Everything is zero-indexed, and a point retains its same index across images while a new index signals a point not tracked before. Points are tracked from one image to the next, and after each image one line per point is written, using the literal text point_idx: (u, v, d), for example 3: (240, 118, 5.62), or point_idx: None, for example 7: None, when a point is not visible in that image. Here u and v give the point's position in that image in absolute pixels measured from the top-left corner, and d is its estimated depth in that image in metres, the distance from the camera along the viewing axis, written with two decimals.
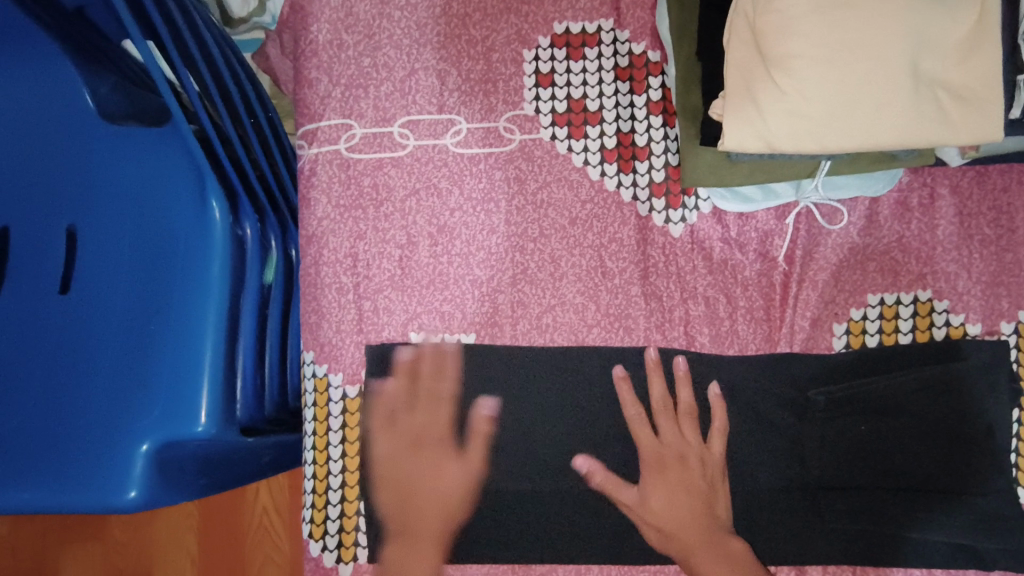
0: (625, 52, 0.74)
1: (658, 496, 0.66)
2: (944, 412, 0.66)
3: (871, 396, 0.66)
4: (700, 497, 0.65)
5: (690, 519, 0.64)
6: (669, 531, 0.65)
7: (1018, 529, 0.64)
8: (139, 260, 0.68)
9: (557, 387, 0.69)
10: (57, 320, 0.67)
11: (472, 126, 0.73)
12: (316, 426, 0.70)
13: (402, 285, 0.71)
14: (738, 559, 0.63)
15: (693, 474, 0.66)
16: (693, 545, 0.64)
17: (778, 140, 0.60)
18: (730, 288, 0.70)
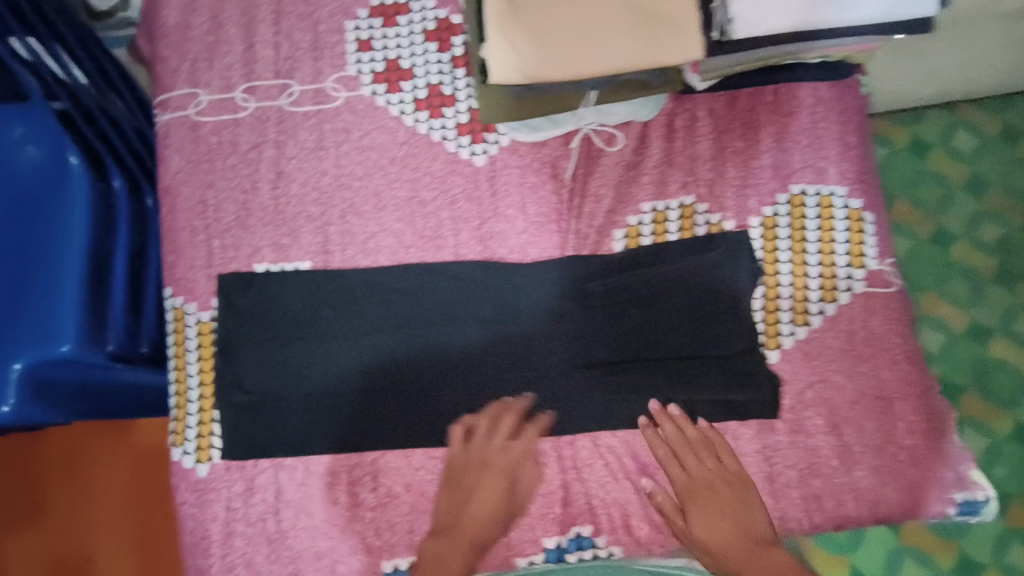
0: (433, 18, 0.87)
1: (701, 524, 0.75)
2: (699, 291, 0.81)
3: (638, 286, 0.81)
4: (740, 522, 0.74)
5: (732, 539, 0.73)
6: (710, 550, 0.74)
7: (766, 383, 0.79)
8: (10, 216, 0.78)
9: (399, 305, 0.82)
10: None
11: (304, 87, 0.85)
12: (177, 350, 0.81)
13: (246, 224, 0.83)
14: (779, 571, 0.70)
15: (730, 499, 0.75)
16: (732, 562, 0.72)
17: (533, 70, 0.72)
18: (527, 206, 0.83)
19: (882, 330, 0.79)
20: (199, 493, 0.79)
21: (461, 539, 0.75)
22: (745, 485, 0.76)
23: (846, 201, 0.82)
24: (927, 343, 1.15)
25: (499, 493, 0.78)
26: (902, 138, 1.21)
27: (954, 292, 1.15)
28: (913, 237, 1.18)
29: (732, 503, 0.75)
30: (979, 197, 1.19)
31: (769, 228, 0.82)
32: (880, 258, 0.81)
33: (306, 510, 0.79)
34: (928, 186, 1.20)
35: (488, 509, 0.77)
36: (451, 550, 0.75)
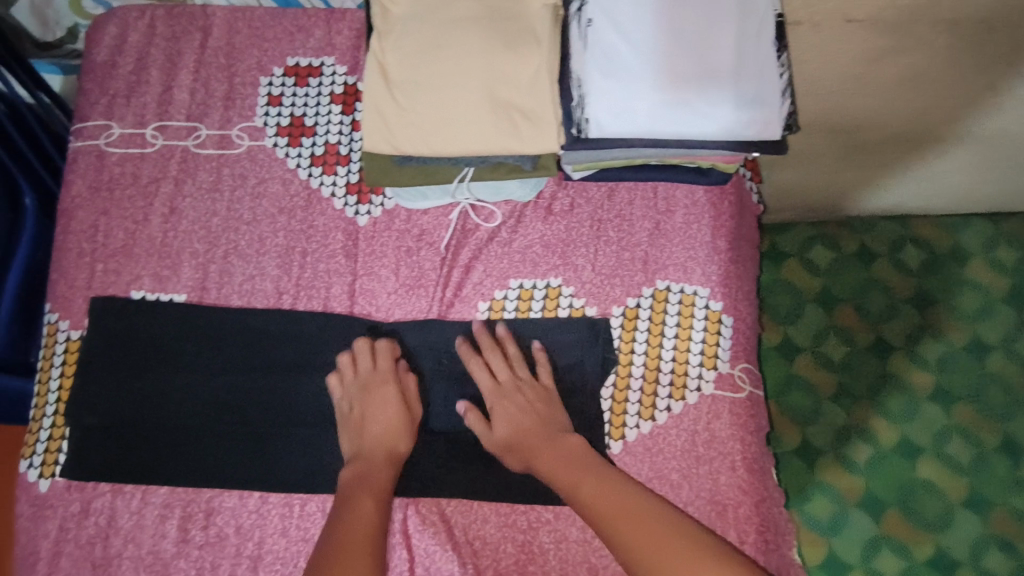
0: (342, 82, 0.93)
1: (497, 420, 0.78)
2: (561, 349, 0.83)
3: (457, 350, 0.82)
4: (537, 413, 0.78)
5: (531, 430, 0.77)
6: (503, 419, 0.78)
7: None
8: None
9: (258, 344, 0.83)
10: None
11: (211, 132, 0.91)
12: (43, 363, 0.84)
13: (130, 252, 0.86)
14: (572, 458, 0.74)
15: (523, 381, 0.80)
16: (540, 453, 0.75)
17: (401, 144, 0.78)
18: (401, 268, 0.86)
19: (725, 434, 0.80)
20: (36, 508, 0.79)
21: (364, 486, 0.73)
22: (548, 401, 0.80)
23: (707, 301, 0.85)
24: (854, 453, 1.10)
25: (385, 447, 0.77)
26: (846, 245, 1.19)
27: (887, 406, 1.12)
28: (853, 342, 1.14)
29: (530, 387, 0.80)
30: (923, 313, 1.16)
31: (630, 318, 0.85)
32: (732, 362, 0.82)
33: (135, 539, 0.78)
34: (873, 297, 1.17)
35: (388, 430, 0.78)
36: (371, 463, 0.76)
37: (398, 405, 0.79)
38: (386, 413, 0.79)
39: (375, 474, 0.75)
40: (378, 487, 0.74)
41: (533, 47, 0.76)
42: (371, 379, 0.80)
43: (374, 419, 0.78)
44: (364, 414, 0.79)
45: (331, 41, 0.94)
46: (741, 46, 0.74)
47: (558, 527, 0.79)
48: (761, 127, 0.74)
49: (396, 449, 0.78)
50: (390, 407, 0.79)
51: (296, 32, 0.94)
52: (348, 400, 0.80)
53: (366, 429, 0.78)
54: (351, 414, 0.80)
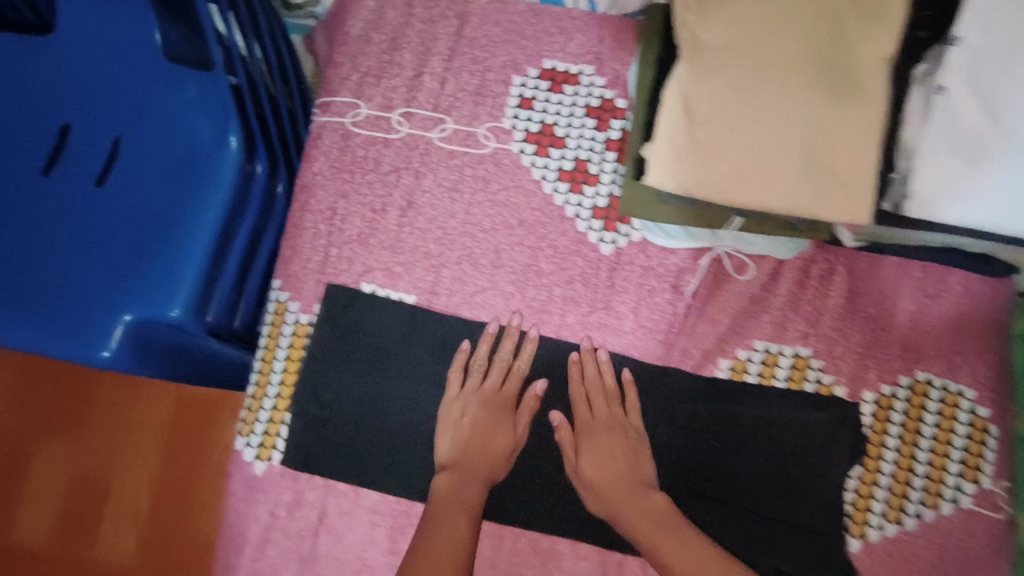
0: (598, 95, 0.86)
1: (590, 462, 0.75)
2: (678, 391, 0.80)
3: (574, 381, 0.79)
4: (625, 463, 0.74)
5: (620, 480, 0.73)
6: (601, 494, 0.73)
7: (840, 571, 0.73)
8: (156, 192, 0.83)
9: (483, 380, 0.79)
10: (90, 204, 0.83)
11: (458, 127, 0.85)
12: (268, 342, 0.84)
13: (366, 242, 0.84)
14: (657, 515, 0.71)
15: (624, 448, 0.75)
16: (618, 504, 0.72)
17: (690, 187, 0.71)
18: (640, 308, 0.82)
19: (979, 554, 0.74)
20: (249, 489, 0.79)
21: (459, 503, 0.71)
22: (732, 448, 0.77)
23: (972, 405, 0.77)
24: None
25: (485, 469, 0.75)
26: None
27: None
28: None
29: (629, 451, 0.75)
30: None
31: (883, 406, 0.77)
32: (993, 479, 0.75)
33: (344, 540, 0.77)
34: None
35: (495, 452, 0.76)
36: (468, 482, 0.73)
37: (506, 425, 0.77)
38: (498, 429, 0.77)
39: (467, 491, 0.73)
40: (470, 504, 0.72)
41: (860, 105, 0.67)
42: (495, 398, 0.78)
43: (484, 437, 0.76)
44: (475, 425, 0.77)
45: (594, 48, 0.86)
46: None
47: None
48: None
49: (495, 471, 0.76)
50: (499, 429, 0.77)
51: (557, 33, 0.87)
52: (460, 405, 0.78)
53: (471, 443, 0.76)
54: (460, 420, 0.77)
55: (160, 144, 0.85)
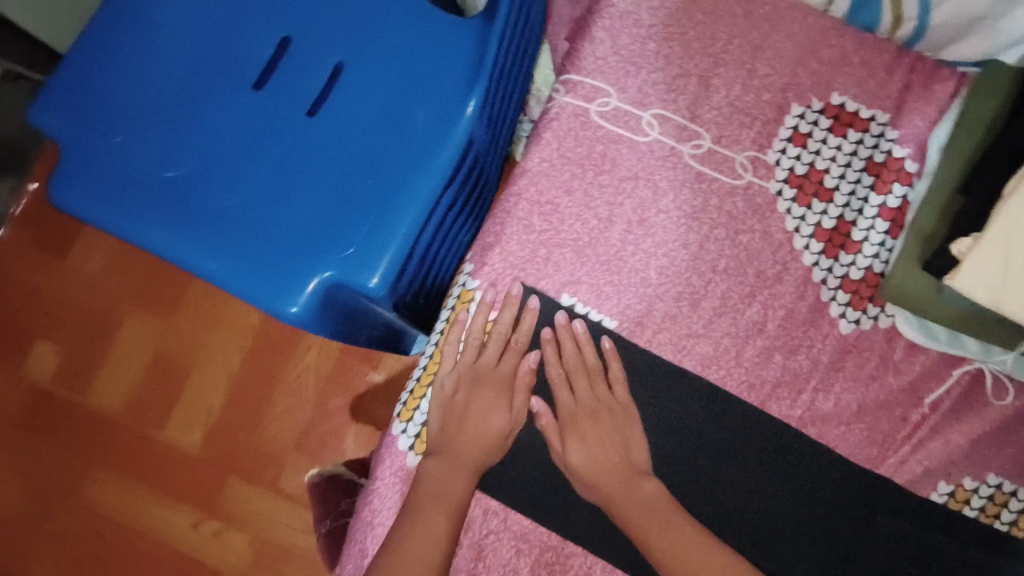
0: (885, 150, 0.74)
1: (578, 450, 0.72)
2: (708, 417, 0.74)
3: (553, 363, 0.74)
4: (617, 451, 0.72)
5: (609, 467, 0.72)
6: (595, 482, 0.72)
7: None
8: (371, 139, 0.76)
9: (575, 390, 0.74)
10: (302, 136, 0.76)
11: (714, 147, 0.76)
12: (445, 329, 0.77)
13: (582, 252, 0.75)
14: (653, 506, 0.70)
15: (610, 430, 0.73)
16: (613, 495, 0.71)
17: (1008, 305, 0.61)
18: (865, 402, 0.73)
19: None
20: (397, 479, 0.75)
21: (443, 495, 0.70)
22: None
23: None
24: None
25: (478, 454, 0.72)
26: None
27: None
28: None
29: (617, 433, 0.73)
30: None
31: None
32: None
33: (485, 558, 0.73)
34: None
35: (484, 435, 0.73)
36: (452, 469, 0.71)
37: (504, 407, 0.74)
38: (485, 413, 0.73)
39: (453, 483, 0.71)
40: (459, 497, 0.71)
41: None
42: (487, 375, 0.74)
43: (473, 419, 0.73)
44: (470, 406, 0.73)
45: (897, 93, 0.75)
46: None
47: None
48: None
49: (489, 454, 0.73)
50: (492, 413, 0.73)
51: (857, 64, 0.75)
52: (451, 381, 0.74)
53: (466, 426, 0.72)
54: (451, 399, 0.74)
55: (384, 93, 0.77)
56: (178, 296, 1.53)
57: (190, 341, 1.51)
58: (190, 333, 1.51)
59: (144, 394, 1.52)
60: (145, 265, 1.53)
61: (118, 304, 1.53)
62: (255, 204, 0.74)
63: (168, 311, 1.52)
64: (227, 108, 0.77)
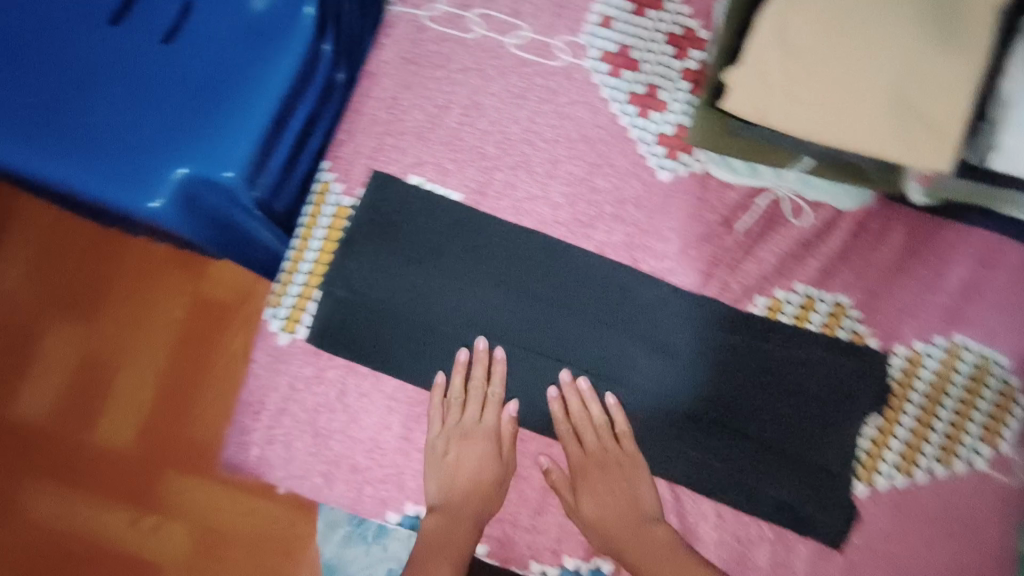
0: (681, 24, 0.86)
1: (591, 504, 0.78)
2: (542, 255, 0.81)
3: (558, 420, 0.78)
4: (629, 499, 0.77)
5: (621, 516, 0.76)
6: (603, 532, 0.77)
7: (840, 505, 0.76)
8: (221, 59, 0.81)
9: (582, 442, 0.78)
10: (154, 57, 0.80)
11: (533, 35, 0.86)
12: (307, 221, 0.83)
13: (424, 136, 0.84)
14: (660, 547, 0.74)
15: (616, 479, 0.78)
16: (618, 537, 0.76)
17: (771, 115, 0.70)
18: (688, 237, 0.82)
19: (982, 516, 0.75)
20: (271, 359, 0.80)
21: (446, 545, 0.74)
22: (754, 384, 0.79)
23: (1005, 375, 0.78)
24: None
25: (476, 507, 0.77)
26: None
27: None
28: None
29: (626, 485, 0.77)
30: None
31: (912, 363, 0.79)
32: (1014, 447, 0.77)
33: (360, 420, 0.79)
34: None
35: (473, 481, 0.77)
36: (455, 523, 0.75)
37: (493, 458, 0.78)
38: (479, 464, 0.77)
39: (455, 535, 0.74)
40: (460, 548, 0.74)
41: (961, 53, 0.67)
42: (473, 430, 0.77)
43: (465, 472, 0.77)
44: (460, 461, 0.77)
45: None
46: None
47: (778, 550, 0.77)
48: None
49: (488, 506, 0.78)
50: (484, 463, 0.78)
51: None
52: (444, 442, 0.78)
53: (457, 479, 0.77)
54: (444, 458, 0.78)
55: (231, 9, 0.83)
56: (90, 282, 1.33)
57: (111, 334, 1.31)
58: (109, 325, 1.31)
59: (60, 400, 1.29)
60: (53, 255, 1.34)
61: (13, 308, 1.32)
62: (114, 120, 0.77)
63: (82, 304, 1.32)
64: (76, 36, 0.79)
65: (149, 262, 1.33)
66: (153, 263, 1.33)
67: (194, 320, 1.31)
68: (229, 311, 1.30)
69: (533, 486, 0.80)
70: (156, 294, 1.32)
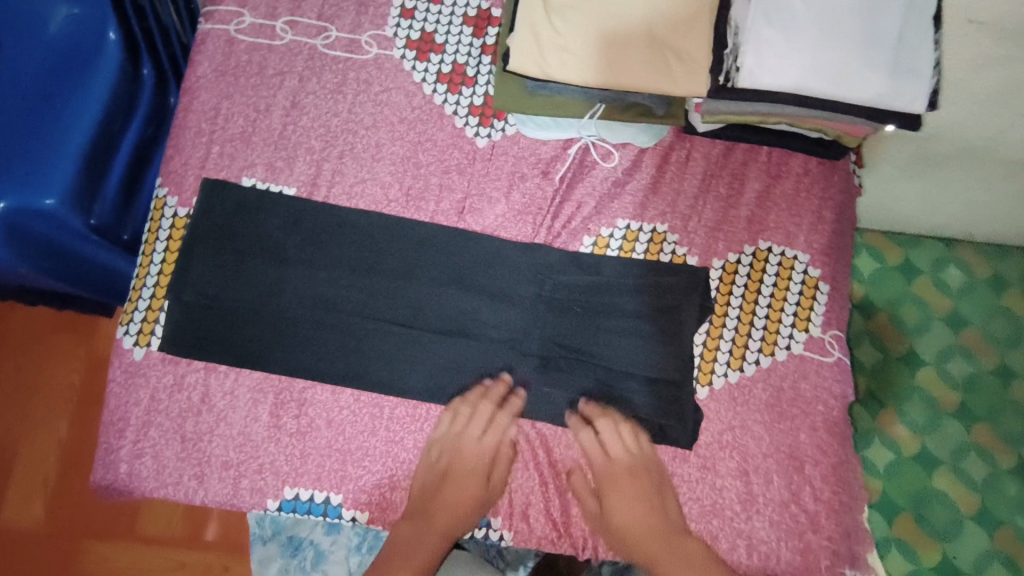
0: (476, 6, 0.94)
1: (619, 512, 0.77)
2: (378, 230, 0.85)
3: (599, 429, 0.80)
4: (656, 507, 0.77)
5: (650, 529, 0.76)
6: (634, 544, 0.75)
7: (685, 409, 0.82)
8: (32, 94, 0.80)
9: (623, 451, 0.79)
10: None
11: (341, 35, 0.91)
12: (148, 237, 0.84)
13: (248, 139, 0.87)
14: (692, 557, 0.74)
15: (650, 489, 0.78)
16: (652, 549, 0.74)
17: (549, 68, 0.79)
18: (512, 193, 0.88)
19: (810, 395, 0.83)
20: (128, 375, 0.80)
21: (410, 554, 0.73)
22: (593, 315, 0.84)
23: (806, 267, 0.87)
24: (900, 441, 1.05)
25: (451, 519, 0.77)
26: (919, 259, 1.12)
27: (910, 416, 1.06)
28: (882, 349, 1.08)
29: (655, 493, 0.78)
30: (955, 333, 1.09)
31: (728, 272, 0.87)
32: (824, 328, 0.85)
33: (226, 419, 0.79)
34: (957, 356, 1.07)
35: (461, 502, 0.77)
36: (425, 532, 0.75)
37: (481, 480, 0.79)
38: (465, 481, 0.78)
39: (417, 548, 0.74)
40: (425, 562, 0.73)
41: None
42: (468, 446, 0.79)
43: (455, 488, 0.78)
44: (449, 473, 0.79)
45: None
46: (903, 18, 0.76)
47: None
48: (909, 98, 0.76)
49: (462, 522, 0.77)
50: (473, 481, 0.79)
51: None
52: (438, 450, 0.80)
53: (442, 489, 0.78)
54: (434, 464, 0.80)
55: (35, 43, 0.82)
56: None
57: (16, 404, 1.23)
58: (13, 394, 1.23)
59: None
60: None
61: None
62: None
63: None
64: None
65: (34, 337, 1.26)
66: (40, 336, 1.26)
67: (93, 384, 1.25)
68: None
69: (405, 448, 0.80)
70: (49, 366, 1.25)
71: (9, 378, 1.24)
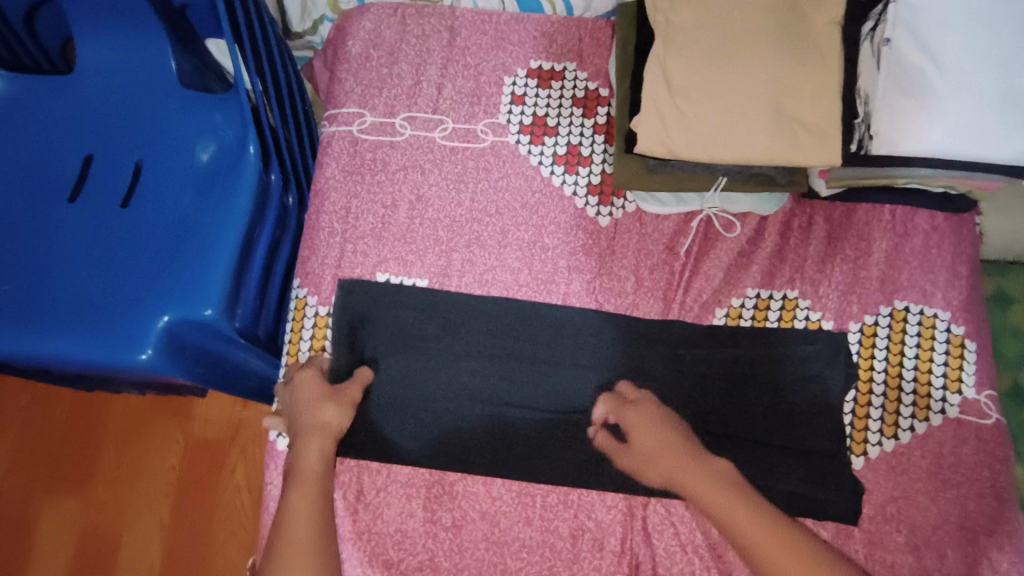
0: (583, 87, 0.97)
1: (642, 437, 0.78)
2: (514, 317, 0.86)
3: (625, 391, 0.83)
4: (677, 433, 0.77)
5: (667, 450, 0.76)
6: (659, 465, 0.76)
7: (845, 483, 0.80)
8: (183, 212, 0.88)
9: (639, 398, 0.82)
10: (127, 227, 0.86)
11: (457, 126, 0.95)
12: (291, 337, 0.87)
13: (379, 235, 0.90)
14: (717, 475, 0.73)
15: (667, 419, 0.79)
16: (679, 471, 0.74)
17: (676, 147, 0.80)
18: (639, 270, 0.89)
19: (971, 460, 0.80)
20: (286, 477, 0.81)
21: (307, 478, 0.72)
22: (733, 388, 0.84)
23: (948, 325, 0.85)
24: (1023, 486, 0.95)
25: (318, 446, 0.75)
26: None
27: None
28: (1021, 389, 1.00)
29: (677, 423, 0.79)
30: None
31: (867, 334, 0.85)
32: (977, 388, 0.83)
33: (382, 515, 0.80)
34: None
35: (322, 427, 0.77)
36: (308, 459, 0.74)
37: (323, 406, 0.78)
38: (318, 409, 0.78)
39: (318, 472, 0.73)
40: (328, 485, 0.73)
41: (817, 64, 0.79)
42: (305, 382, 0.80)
43: (308, 415, 0.77)
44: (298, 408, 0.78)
45: (576, 47, 0.98)
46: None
47: None
48: None
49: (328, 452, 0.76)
50: (321, 407, 0.78)
51: (540, 37, 0.99)
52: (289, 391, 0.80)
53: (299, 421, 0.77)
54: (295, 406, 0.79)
55: (181, 164, 0.91)
56: (83, 451, 1.26)
57: (117, 500, 1.23)
58: (112, 491, 1.24)
59: None
60: (41, 429, 1.27)
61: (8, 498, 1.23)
62: (98, 295, 0.81)
63: (81, 480, 1.25)
64: (57, 225, 0.86)
65: (134, 424, 1.27)
66: (139, 423, 1.27)
67: (193, 467, 1.25)
68: (226, 449, 1.26)
69: (561, 536, 0.79)
70: (149, 451, 1.26)
71: (109, 470, 1.25)
